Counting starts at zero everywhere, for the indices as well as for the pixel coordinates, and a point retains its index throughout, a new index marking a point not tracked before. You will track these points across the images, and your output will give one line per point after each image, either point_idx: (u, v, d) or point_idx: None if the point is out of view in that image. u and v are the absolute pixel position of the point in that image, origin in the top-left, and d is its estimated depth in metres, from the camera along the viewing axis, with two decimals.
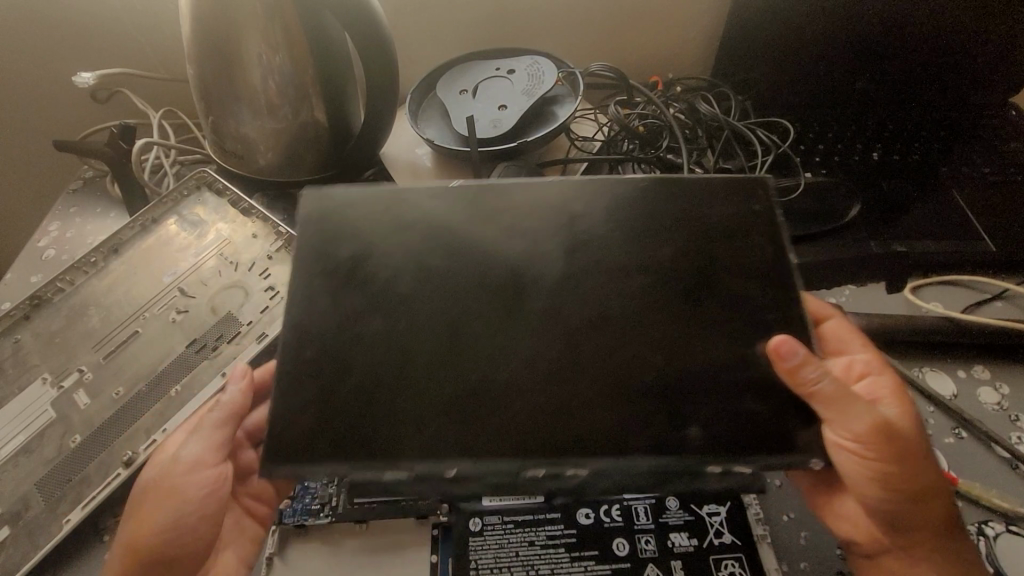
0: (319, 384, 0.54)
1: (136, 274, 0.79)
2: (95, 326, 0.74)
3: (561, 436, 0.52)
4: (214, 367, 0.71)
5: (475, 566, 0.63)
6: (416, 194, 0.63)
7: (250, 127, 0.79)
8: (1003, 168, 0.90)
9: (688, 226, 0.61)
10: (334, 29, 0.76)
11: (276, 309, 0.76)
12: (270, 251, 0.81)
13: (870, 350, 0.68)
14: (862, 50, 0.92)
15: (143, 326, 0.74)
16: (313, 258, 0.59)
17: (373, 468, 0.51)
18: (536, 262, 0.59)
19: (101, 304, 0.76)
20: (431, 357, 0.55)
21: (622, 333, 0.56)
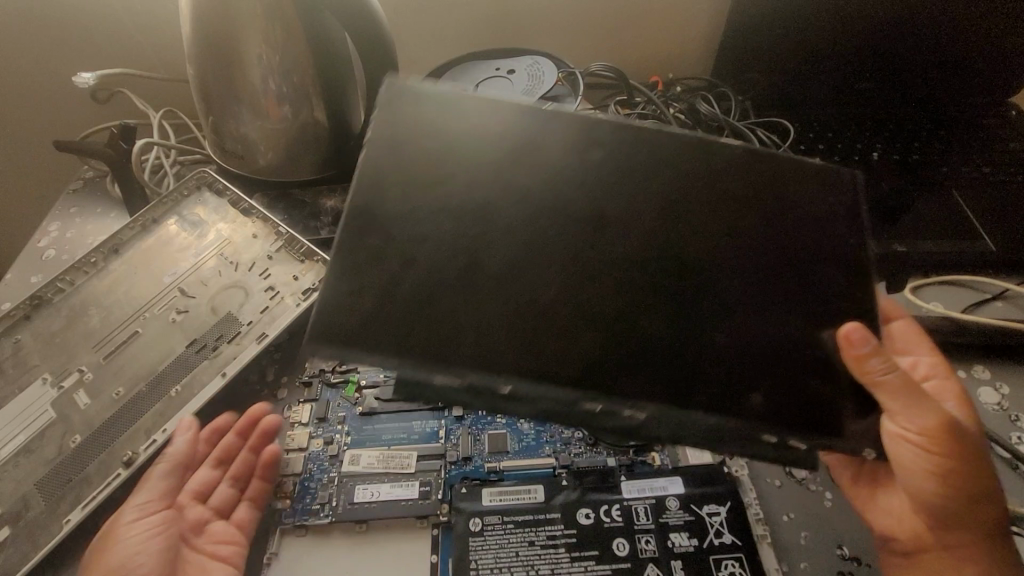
0: (369, 289, 0.53)
1: (136, 274, 0.79)
2: (95, 326, 0.74)
3: (624, 378, 0.51)
4: (214, 368, 0.71)
5: (475, 566, 0.63)
6: (499, 119, 0.58)
7: (250, 127, 0.79)
8: (1003, 167, 0.91)
9: (784, 181, 0.58)
10: (334, 29, 0.76)
11: (275, 310, 0.76)
12: (270, 252, 0.81)
13: (935, 353, 0.67)
14: (861, 49, 0.92)
15: (144, 326, 0.74)
16: (384, 157, 0.56)
17: (421, 371, 0.50)
18: (622, 193, 0.56)
19: (99, 304, 0.76)
20: (499, 295, 0.53)
21: (702, 285, 0.54)
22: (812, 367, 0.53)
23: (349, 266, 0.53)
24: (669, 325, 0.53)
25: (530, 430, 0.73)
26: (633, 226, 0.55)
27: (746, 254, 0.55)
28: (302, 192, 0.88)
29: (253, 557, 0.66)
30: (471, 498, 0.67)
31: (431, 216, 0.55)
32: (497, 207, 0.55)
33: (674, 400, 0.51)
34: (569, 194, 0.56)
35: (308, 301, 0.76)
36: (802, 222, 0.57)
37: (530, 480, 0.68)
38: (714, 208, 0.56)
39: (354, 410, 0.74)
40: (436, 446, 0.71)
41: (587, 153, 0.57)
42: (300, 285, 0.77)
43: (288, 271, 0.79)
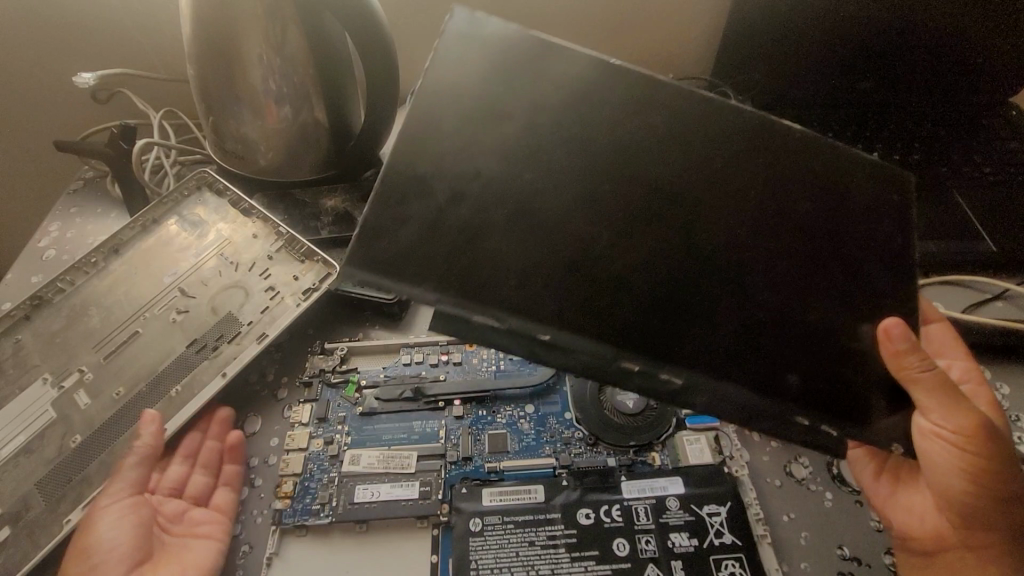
0: (416, 223, 0.53)
1: (136, 275, 0.79)
2: (94, 327, 0.74)
3: (664, 340, 0.53)
4: (214, 368, 0.71)
5: (475, 566, 0.63)
6: (553, 78, 0.56)
7: (251, 127, 0.79)
8: (1002, 169, 0.91)
9: (841, 164, 0.57)
10: (334, 30, 0.76)
11: (276, 309, 0.76)
12: (270, 252, 0.81)
13: (968, 359, 0.69)
14: (862, 49, 0.92)
15: (144, 326, 0.74)
16: (440, 103, 0.55)
17: (463, 309, 0.52)
18: (686, 149, 0.56)
19: (99, 305, 0.76)
20: (546, 257, 0.53)
21: (752, 256, 0.55)
22: (842, 355, 0.55)
23: (397, 194, 0.53)
24: (715, 284, 0.54)
25: (531, 430, 0.73)
26: (693, 182, 0.55)
27: (801, 218, 0.56)
28: (302, 192, 0.89)
29: (253, 558, 0.65)
30: (472, 498, 0.67)
31: (490, 163, 0.54)
32: (556, 167, 0.55)
33: (709, 362, 0.53)
34: (632, 152, 0.55)
35: (308, 301, 0.76)
36: (856, 199, 0.57)
37: (530, 480, 0.68)
38: (775, 169, 0.56)
39: (354, 410, 0.74)
40: (436, 445, 0.71)
41: (644, 116, 0.56)
42: (301, 285, 0.78)
43: (288, 271, 0.79)
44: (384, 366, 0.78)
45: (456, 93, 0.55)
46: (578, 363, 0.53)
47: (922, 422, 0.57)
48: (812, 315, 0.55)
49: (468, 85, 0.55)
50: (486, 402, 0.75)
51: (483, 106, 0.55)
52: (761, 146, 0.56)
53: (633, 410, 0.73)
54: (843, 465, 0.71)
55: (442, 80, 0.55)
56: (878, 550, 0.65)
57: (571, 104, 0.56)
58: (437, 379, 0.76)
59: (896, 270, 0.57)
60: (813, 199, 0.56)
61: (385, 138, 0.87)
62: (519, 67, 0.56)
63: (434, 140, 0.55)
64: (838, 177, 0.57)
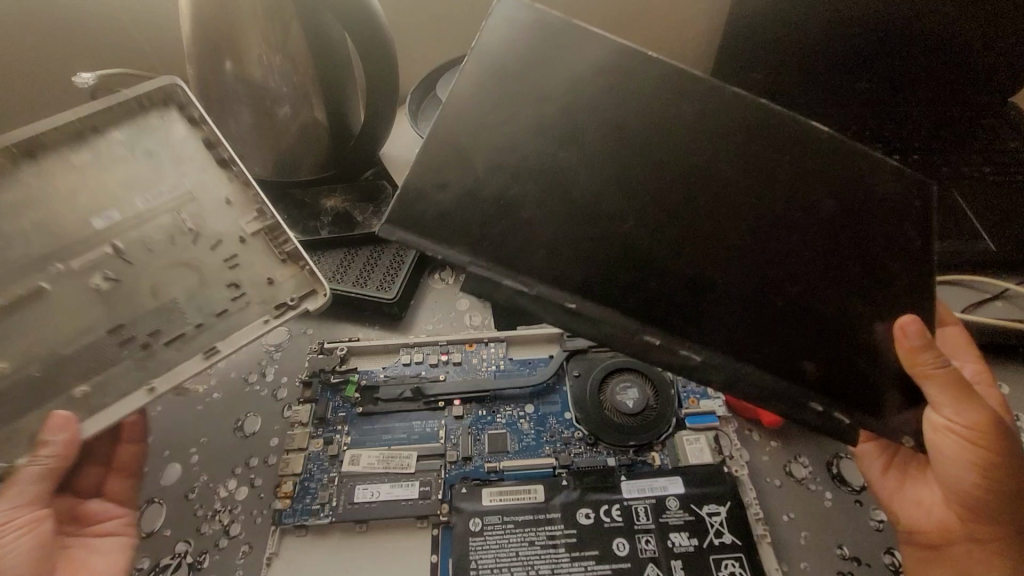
0: (454, 189, 0.55)
1: (59, 202, 0.65)
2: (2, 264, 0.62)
3: (684, 314, 0.54)
4: (143, 371, 0.63)
5: (475, 566, 0.63)
6: (582, 78, 0.58)
7: (252, 127, 0.79)
8: (1002, 167, 0.93)
9: (861, 166, 0.58)
10: (334, 29, 0.74)
11: (226, 321, 0.68)
12: (241, 232, 0.71)
13: (979, 363, 0.69)
14: (864, 48, 0.91)
15: (51, 282, 0.63)
16: (471, 89, 0.57)
17: (492, 272, 0.53)
18: (718, 141, 0.57)
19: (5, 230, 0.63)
20: (574, 233, 0.54)
21: (777, 241, 0.56)
22: (859, 350, 0.55)
23: (439, 159, 0.55)
24: (741, 265, 0.55)
25: (531, 430, 0.73)
26: (724, 171, 0.56)
27: (824, 210, 0.57)
28: (302, 193, 0.88)
29: (253, 557, 0.65)
30: (471, 498, 0.67)
31: (523, 145, 0.56)
32: (588, 151, 0.56)
33: (732, 342, 0.53)
34: (665, 140, 0.57)
35: (279, 318, 0.69)
36: (877, 198, 0.58)
37: (530, 480, 0.68)
38: (800, 162, 0.57)
39: (354, 410, 0.74)
40: (436, 445, 0.71)
41: (674, 106, 0.58)
42: (282, 289, 0.71)
43: (261, 266, 0.71)
44: (384, 366, 0.78)
45: (502, 75, 0.58)
46: (602, 333, 0.53)
47: (935, 416, 0.57)
48: (834, 307, 0.55)
49: (510, 71, 0.58)
50: (486, 401, 0.75)
51: (525, 91, 0.58)
52: (791, 139, 0.58)
53: (633, 410, 0.73)
54: (843, 464, 0.71)
55: (485, 65, 0.58)
56: (878, 550, 0.65)
57: (608, 96, 0.58)
58: (437, 379, 0.76)
59: (914, 271, 0.58)
60: (835, 192, 0.57)
61: (384, 138, 0.87)
62: (559, 57, 0.59)
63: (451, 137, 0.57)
64: (861, 176, 0.58)
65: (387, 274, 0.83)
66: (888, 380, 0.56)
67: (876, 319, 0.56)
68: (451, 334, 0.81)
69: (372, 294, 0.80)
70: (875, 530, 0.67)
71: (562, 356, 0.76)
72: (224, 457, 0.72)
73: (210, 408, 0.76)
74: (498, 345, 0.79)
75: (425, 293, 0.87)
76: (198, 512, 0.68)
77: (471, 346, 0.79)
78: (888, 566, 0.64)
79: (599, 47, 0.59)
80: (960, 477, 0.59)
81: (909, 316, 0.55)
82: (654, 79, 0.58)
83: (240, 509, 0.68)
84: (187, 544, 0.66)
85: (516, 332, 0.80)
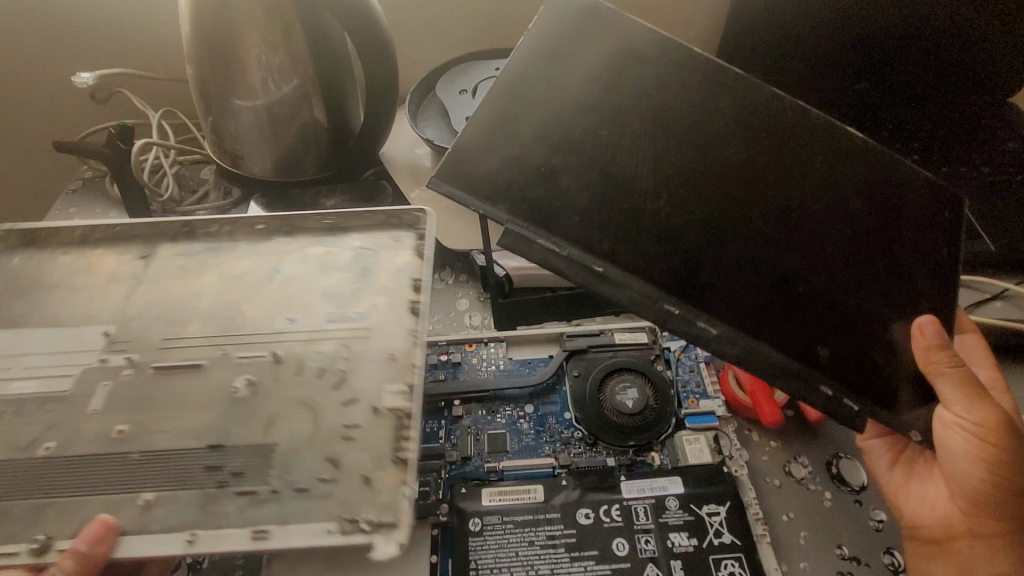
0: (500, 153, 0.58)
1: (261, 292, 0.64)
2: (185, 311, 0.63)
3: (703, 288, 0.55)
4: (192, 530, 0.51)
5: (475, 566, 0.63)
6: (625, 74, 0.61)
7: (250, 125, 0.79)
8: (1002, 168, 0.91)
9: (893, 171, 0.60)
10: (333, 30, 0.75)
11: (295, 504, 0.53)
12: (380, 403, 0.57)
13: (993, 370, 0.68)
14: (865, 44, 0.91)
15: (212, 363, 0.60)
16: (523, 74, 0.61)
17: (527, 229, 0.56)
18: (754, 130, 0.60)
19: (207, 276, 0.65)
20: (601, 204, 0.56)
21: (803, 229, 0.57)
22: (875, 342, 0.56)
23: (488, 128, 0.59)
24: (764, 248, 0.56)
25: (530, 430, 0.73)
26: (756, 159, 0.59)
27: (854, 201, 0.58)
28: (303, 193, 0.87)
29: (253, 557, 0.65)
30: (471, 498, 0.67)
31: (574, 121, 0.59)
32: (630, 138, 0.59)
33: (751, 320, 0.55)
34: (702, 127, 0.60)
35: (344, 539, 0.51)
36: (909, 203, 0.59)
37: (529, 480, 0.68)
38: (831, 157, 0.59)
39: None
40: (436, 445, 0.71)
41: (712, 102, 0.60)
42: (373, 501, 0.53)
43: (369, 455, 0.55)
44: None
45: (554, 60, 0.62)
46: (625, 297, 0.54)
47: (944, 412, 0.57)
48: (853, 296, 0.56)
49: (559, 60, 0.62)
50: (486, 401, 0.75)
51: (575, 77, 0.61)
52: (831, 133, 0.60)
53: (633, 411, 0.72)
54: (843, 464, 0.71)
55: (540, 56, 0.62)
56: (878, 550, 0.65)
57: (651, 91, 0.60)
58: (436, 380, 0.76)
59: (938, 275, 0.58)
60: (866, 187, 0.59)
61: (384, 139, 0.88)
62: (615, 49, 0.62)
63: (472, 122, 0.59)
64: (895, 178, 0.60)
65: None
66: (888, 377, 0.55)
67: (896, 320, 0.56)
68: (451, 334, 0.81)
69: None
70: (875, 530, 0.66)
71: (562, 356, 0.77)
72: None
73: None
74: (498, 346, 0.79)
75: None
76: None
77: (470, 346, 0.79)
78: (888, 566, 0.64)
79: (646, 47, 0.62)
80: (968, 472, 0.60)
81: (926, 316, 0.56)
82: (695, 77, 0.61)
83: None
84: None
85: (516, 332, 0.80)
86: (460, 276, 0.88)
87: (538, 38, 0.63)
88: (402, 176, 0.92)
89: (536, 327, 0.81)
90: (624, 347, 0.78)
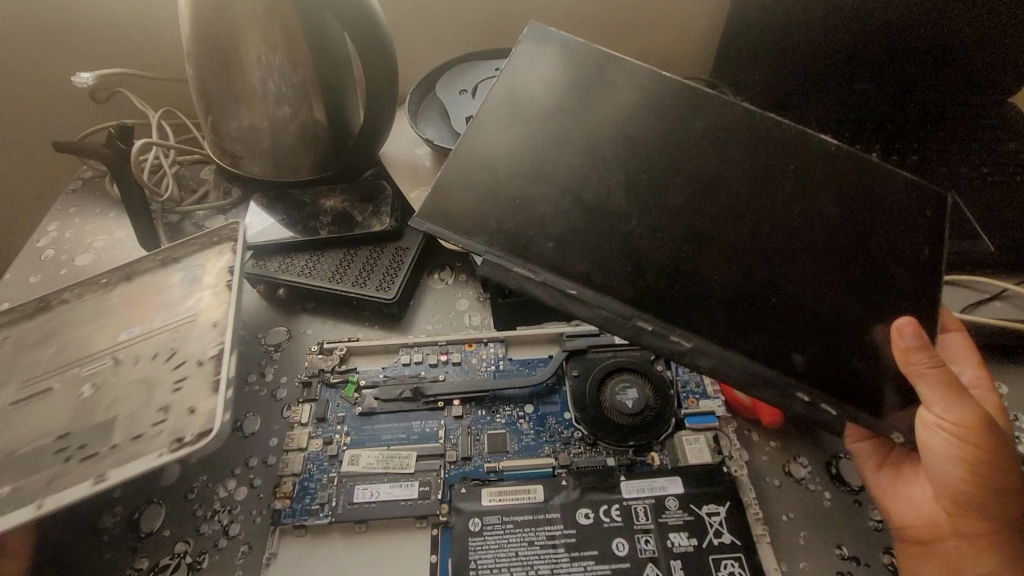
0: (480, 189, 0.64)
1: (109, 316, 0.74)
2: (42, 353, 0.71)
3: (672, 302, 0.58)
4: (41, 491, 0.57)
5: (475, 566, 0.63)
6: (600, 106, 0.67)
7: (249, 126, 0.79)
8: (1003, 168, 0.91)
9: (868, 180, 0.63)
10: (332, 30, 0.76)
11: (130, 449, 0.60)
12: (204, 356, 0.67)
13: (981, 368, 0.67)
14: (858, 47, 0.91)
15: (58, 384, 0.68)
16: (502, 112, 0.68)
17: (506, 258, 0.61)
18: (723, 149, 0.64)
19: (64, 317, 0.75)
20: (575, 227, 0.61)
21: (775, 241, 0.60)
22: (855, 347, 0.57)
23: (466, 167, 0.65)
24: (735, 263, 0.60)
25: (530, 430, 0.73)
26: (727, 178, 0.62)
27: (827, 211, 0.61)
28: (301, 192, 0.89)
29: (253, 557, 0.65)
30: (471, 498, 0.67)
31: (548, 152, 0.65)
32: (601, 164, 0.64)
33: (719, 335, 0.58)
34: (672, 148, 0.64)
35: (172, 455, 0.58)
36: (884, 207, 0.62)
37: (529, 480, 0.68)
38: (802, 174, 0.63)
39: (354, 410, 0.74)
40: (436, 445, 0.71)
41: (682, 123, 0.65)
42: (196, 420, 0.61)
43: (198, 394, 0.63)
44: (383, 366, 0.78)
45: (531, 99, 0.68)
46: (599, 316, 0.58)
47: (925, 414, 0.57)
48: (828, 304, 0.58)
49: (535, 98, 0.68)
50: (486, 401, 0.75)
51: (548, 111, 0.67)
52: (798, 148, 0.64)
53: (632, 410, 0.72)
54: (844, 464, 0.71)
55: (516, 94, 0.68)
56: (877, 549, 0.65)
57: (623, 120, 0.66)
58: (437, 379, 0.76)
59: (919, 278, 0.60)
60: (839, 197, 0.62)
61: (383, 139, 0.87)
62: (589, 87, 0.68)
63: (455, 162, 0.65)
64: (868, 185, 0.62)
65: (387, 273, 0.83)
66: (872, 379, 0.57)
67: (875, 322, 0.58)
68: (451, 334, 0.81)
69: (371, 294, 0.80)
70: (874, 530, 0.66)
71: (562, 356, 0.77)
72: (225, 457, 0.72)
73: None
74: (498, 345, 0.79)
75: (425, 293, 0.87)
76: (199, 512, 0.68)
77: (470, 346, 0.79)
78: (888, 565, 0.64)
79: (614, 82, 0.68)
80: (951, 472, 0.58)
81: (904, 318, 0.56)
82: (666, 102, 0.67)
83: (239, 509, 0.68)
84: (187, 544, 0.66)
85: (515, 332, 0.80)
86: (460, 276, 0.88)
87: (511, 79, 0.69)
88: (401, 175, 0.91)
89: (536, 327, 0.81)
90: (624, 347, 0.78)
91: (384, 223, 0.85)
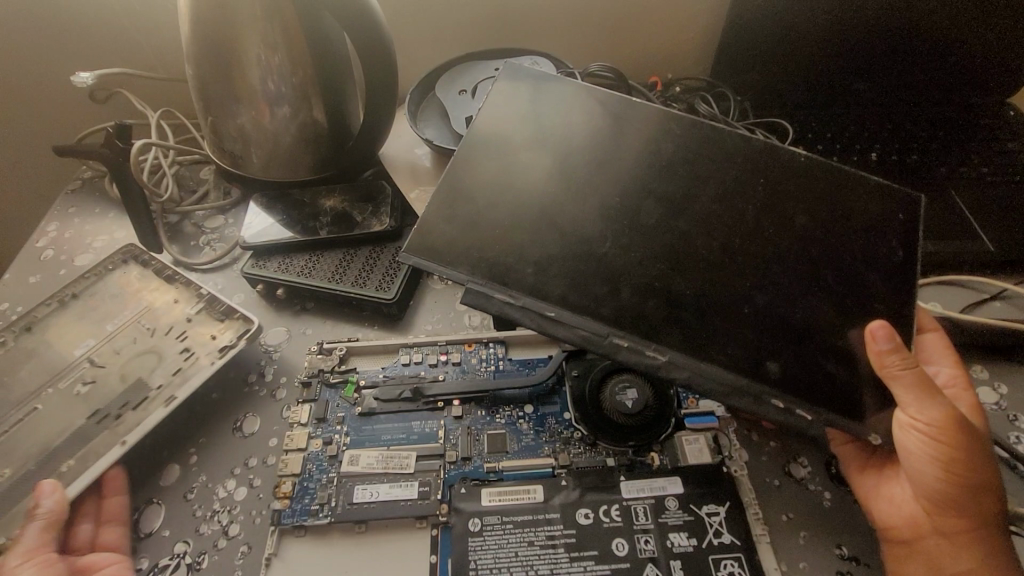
0: (460, 221, 0.66)
1: (48, 340, 0.76)
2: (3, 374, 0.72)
3: (654, 313, 0.60)
4: (115, 436, 0.68)
5: (475, 566, 0.63)
6: (574, 126, 0.71)
7: (246, 127, 0.79)
8: (1002, 168, 0.89)
9: (841, 189, 0.65)
10: (331, 31, 0.76)
11: (179, 380, 0.73)
12: (190, 314, 0.79)
13: (959, 368, 0.67)
14: (847, 52, 0.93)
15: (43, 403, 0.70)
16: (477, 136, 0.71)
17: (488, 286, 0.62)
18: (695, 165, 0.67)
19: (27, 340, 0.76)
20: (559, 251, 0.63)
21: (751, 254, 0.62)
22: (839, 353, 0.58)
23: (450, 198, 0.67)
24: (713, 278, 0.61)
25: (530, 430, 0.73)
26: (698, 196, 0.65)
27: (798, 222, 0.63)
28: (301, 193, 0.89)
29: (252, 557, 0.65)
30: (471, 498, 0.67)
31: (525, 172, 0.68)
32: (579, 187, 0.67)
33: (694, 347, 0.59)
34: (652, 161, 0.67)
35: (221, 359, 0.74)
36: (857, 212, 0.63)
37: (529, 480, 0.68)
38: (773, 187, 0.65)
39: (354, 410, 0.74)
40: (436, 445, 0.71)
41: (663, 141, 0.69)
42: (215, 343, 0.76)
43: (203, 329, 0.78)
44: (383, 366, 0.78)
45: (503, 131, 0.71)
46: (578, 336, 0.60)
47: (900, 415, 0.57)
48: (803, 314, 0.60)
49: (507, 130, 0.71)
50: (486, 402, 0.74)
51: (527, 132, 0.71)
52: (771, 158, 0.66)
53: (633, 411, 0.71)
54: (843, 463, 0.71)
55: (493, 118, 0.72)
56: (874, 548, 0.65)
57: (594, 145, 0.69)
58: (436, 380, 0.76)
59: (895, 280, 0.61)
60: (811, 207, 0.64)
61: (382, 140, 0.88)
62: (560, 109, 0.72)
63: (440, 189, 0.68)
64: (837, 196, 0.64)
65: (386, 274, 0.83)
66: (856, 386, 0.57)
67: (851, 327, 0.59)
68: (451, 334, 0.81)
69: (371, 294, 0.80)
70: (871, 529, 0.66)
71: (562, 356, 0.76)
72: (225, 457, 0.72)
73: (212, 408, 0.76)
74: (498, 346, 0.79)
75: (425, 294, 0.87)
76: (199, 512, 0.68)
77: (470, 346, 0.79)
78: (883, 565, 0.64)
79: (582, 109, 0.72)
80: (926, 471, 0.58)
81: (877, 320, 0.57)
82: (645, 121, 0.70)
83: (239, 510, 0.68)
84: (187, 544, 0.66)
85: (515, 332, 0.79)
86: None
87: (488, 105, 0.73)
88: (400, 175, 0.91)
89: None
90: None
91: (384, 223, 0.85)
